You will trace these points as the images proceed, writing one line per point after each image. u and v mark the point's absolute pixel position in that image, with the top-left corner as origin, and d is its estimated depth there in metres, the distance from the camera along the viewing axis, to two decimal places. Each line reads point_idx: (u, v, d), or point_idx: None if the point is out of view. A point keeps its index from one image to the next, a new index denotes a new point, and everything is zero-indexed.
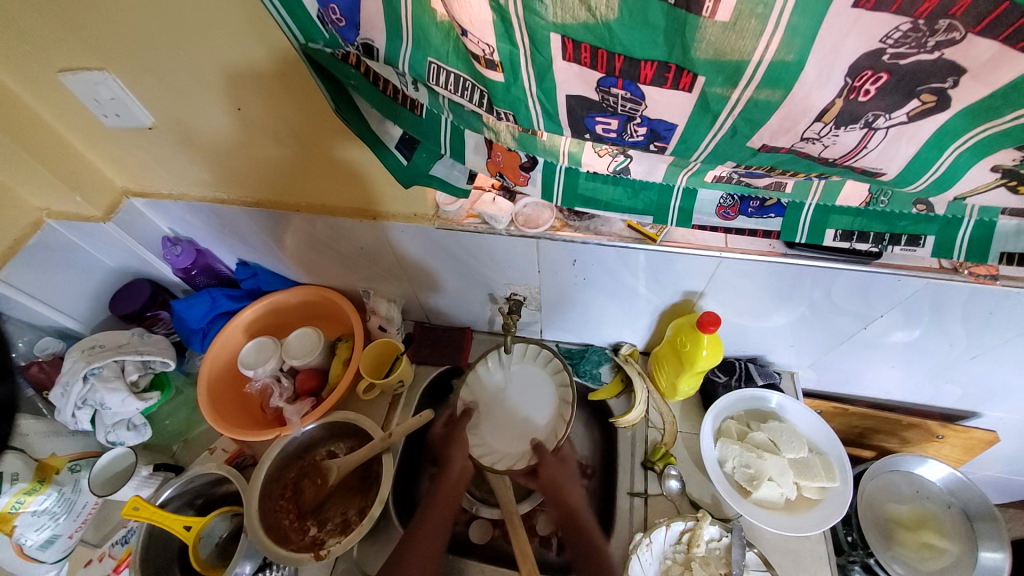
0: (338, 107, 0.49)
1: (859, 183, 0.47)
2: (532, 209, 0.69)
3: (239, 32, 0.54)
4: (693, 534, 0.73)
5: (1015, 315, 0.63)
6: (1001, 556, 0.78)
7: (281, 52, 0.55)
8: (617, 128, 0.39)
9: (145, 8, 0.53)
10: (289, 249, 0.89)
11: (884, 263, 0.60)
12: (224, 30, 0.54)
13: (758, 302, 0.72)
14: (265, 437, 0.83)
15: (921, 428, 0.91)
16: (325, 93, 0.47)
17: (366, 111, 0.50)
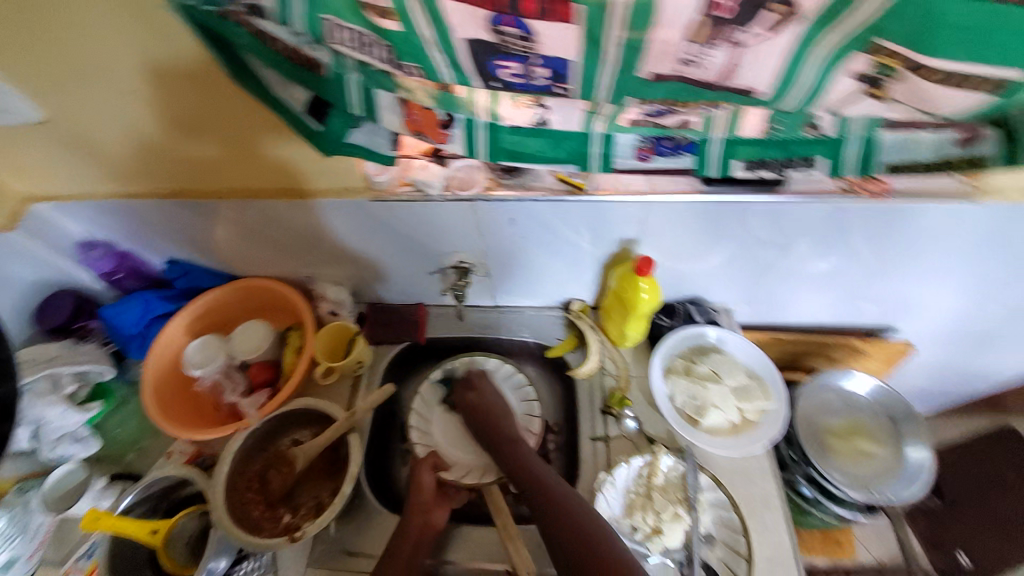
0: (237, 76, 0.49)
1: (756, 107, 0.49)
2: (465, 171, 0.69)
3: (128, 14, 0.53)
4: (652, 467, 0.77)
5: (912, 226, 0.69)
6: (926, 454, 0.85)
7: (179, 37, 0.55)
8: (519, 71, 0.40)
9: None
10: (221, 242, 0.86)
11: (791, 190, 0.65)
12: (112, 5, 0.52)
13: (689, 244, 0.76)
14: (223, 433, 0.82)
15: (846, 346, 0.98)
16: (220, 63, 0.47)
17: (265, 72, 0.49)
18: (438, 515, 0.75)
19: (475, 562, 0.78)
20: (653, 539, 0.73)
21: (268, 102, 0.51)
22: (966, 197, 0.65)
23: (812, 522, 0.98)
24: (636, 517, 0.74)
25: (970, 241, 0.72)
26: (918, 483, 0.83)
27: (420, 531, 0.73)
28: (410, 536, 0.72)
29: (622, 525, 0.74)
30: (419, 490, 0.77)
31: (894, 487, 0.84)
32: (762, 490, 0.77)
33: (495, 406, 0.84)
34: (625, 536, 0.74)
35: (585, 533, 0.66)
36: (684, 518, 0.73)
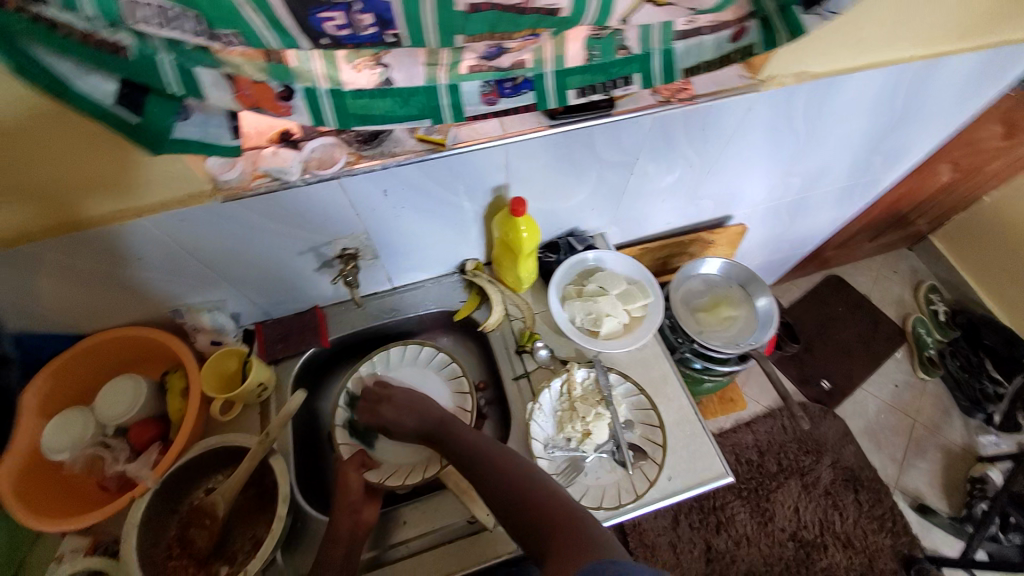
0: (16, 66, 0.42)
1: (576, 32, 0.57)
2: (322, 151, 0.68)
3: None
4: (569, 383, 0.86)
5: (718, 124, 0.85)
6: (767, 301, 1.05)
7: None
8: (345, 22, 0.41)
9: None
10: (52, 298, 0.74)
11: (622, 109, 0.75)
12: None
13: (554, 180, 0.84)
14: (117, 507, 0.71)
15: (699, 241, 1.17)
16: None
17: (59, 61, 0.42)
18: (370, 513, 0.73)
19: (440, 526, 0.80)
20: (585, 441, 0.81)
21: (64, 96, 0.45)
22: (752, 88, 0.81)
23: (711, 387, 1.17)
24: (567, 428, 0.83)
25: (763, 127, 0.90)
26: (769, 325, 1.03)
27: (352, 532, 0.70)
28: (341, 541, 0.69)
29: (558, 440, 0.83)
30: (346, 491, 0.74)
31: (755, 335, 1.04)
32: (660, 371, 0.90)
33: (412, 403, 0.77)
34: (563, 446, 0.83)
35: (532, 494, 0.66)
36: (605, 414, 0.83)
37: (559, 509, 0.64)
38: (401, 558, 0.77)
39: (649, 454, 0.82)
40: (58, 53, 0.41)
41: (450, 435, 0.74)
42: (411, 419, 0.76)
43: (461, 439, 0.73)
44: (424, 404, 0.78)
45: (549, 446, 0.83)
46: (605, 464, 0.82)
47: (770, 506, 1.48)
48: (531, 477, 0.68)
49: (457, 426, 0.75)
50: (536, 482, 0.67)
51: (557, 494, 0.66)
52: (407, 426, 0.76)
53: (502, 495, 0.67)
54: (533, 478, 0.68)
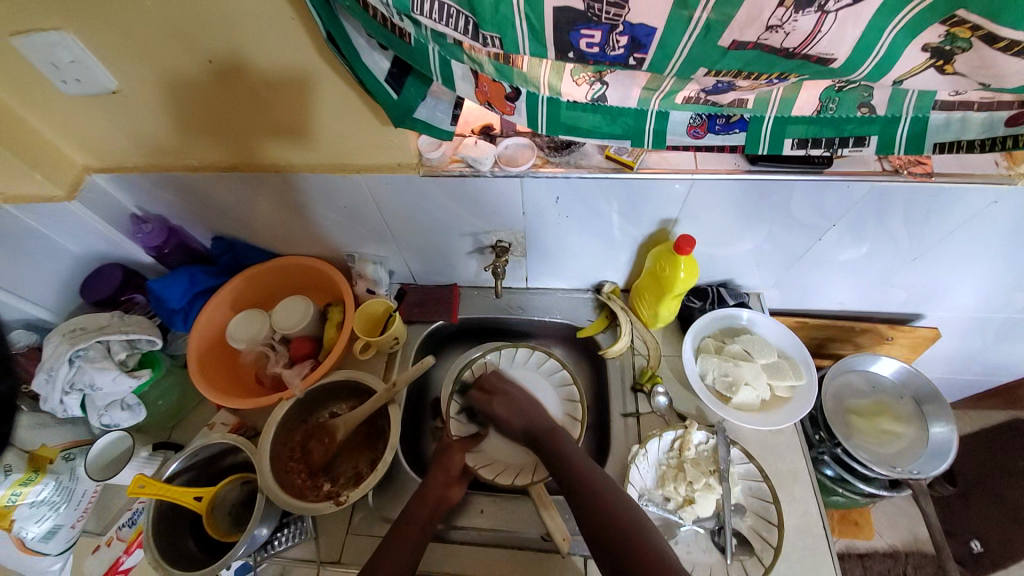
0: (328, 28, 0.50)
1: (817, 82, 0.52)
2: (513, 150, 0.72)
3: (246, 15, 0.56)
4: (683, 440, 0.80)
5: (949, 210, 0.71)
6: (947, 430, 0.86)
7: (290, 32, 0.58)
8: (600, 41, 0.42)
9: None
10: (266, 218, 0.89)
11: (835, 170, 0.67)
12: None
13: (726, 226, 0.79)
14: (269, 401, 0.84)
15: (872, 332, 1.00)
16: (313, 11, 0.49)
17: (356, 35, 0.52)
18: (455, 492, 0.76)
19: (512, 530, 0.80)
20: (685, 508, 0.76)
21: (351, 61, 0.53)
22: (1004, 182, 0.67)
23: (840, 501, 1.01)
24: (668, 486, 0.77)
25: (1006, 226, 0.74)
26: (944, 457, 0.84)
27: (438, 501, 0.73)
28: (428, 501, 0.72)
29: (655, 494, 0.78)
30: (447, 466, 0.77)
31: (920, 463, 0.86)
32: (792, 465, 0.80)
33: (525, 406, 0.77)
34: (658, 504, 0.77)
35: (627, 539, 0.62)
36: (716, 488, 0.76)
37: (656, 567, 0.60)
38: (466, 544, 0.78)
39: (756, 551, 0.73)
40: (361, 25, 0.49)
41: (557, 447, 0.72)
42: (520, 422, 0.76)
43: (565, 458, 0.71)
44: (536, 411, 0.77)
45: (643, 496, 0.78)
46: (700, 541, 0.75)
47: None
48: (634, 524, 0.64)
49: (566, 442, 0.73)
50: (637, 531, 0.63)
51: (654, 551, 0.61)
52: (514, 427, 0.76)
53: (595, 528, 0.64)
54: (637, 524, 0.64)
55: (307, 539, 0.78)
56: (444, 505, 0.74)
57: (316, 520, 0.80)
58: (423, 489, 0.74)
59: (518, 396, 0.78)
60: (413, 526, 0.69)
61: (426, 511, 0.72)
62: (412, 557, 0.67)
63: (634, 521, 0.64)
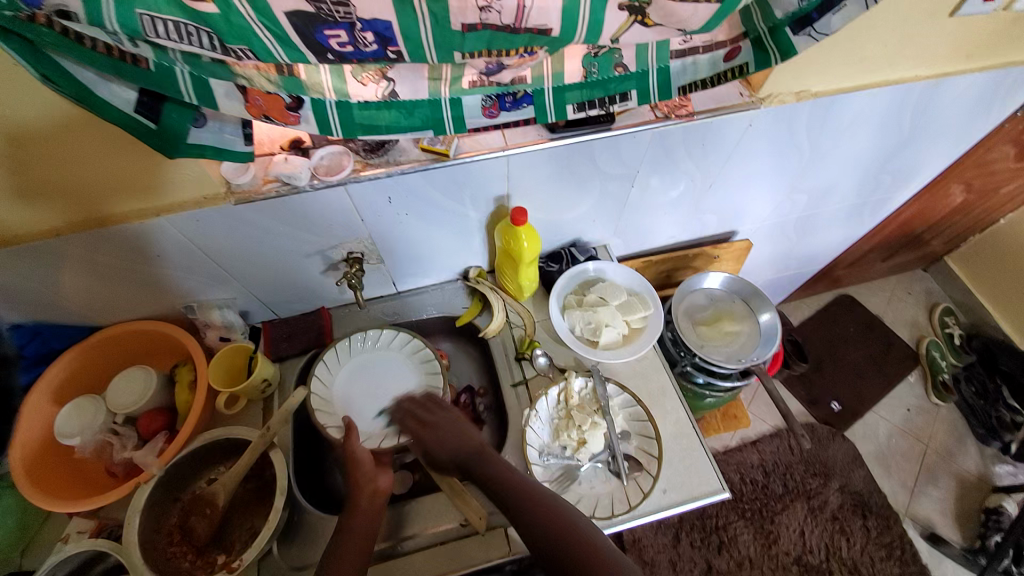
0: (49, 75, 0.46)
1: (575, 49, 0.60)
2: (330, 159, 0.71)
3: None
4: (566, 392, 0.87)
5: (719, 141, 0.86)
6: (772, 315, 1.05)
7: (18, 78, 0.51)
8: (347, 39, 0.43)
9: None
10: (70, 291, 0.77)
11: (620, 124, 0.77)
12: None
13: (555, 191, 0.86)
14: (123, 492, 0.74)
15: (703, 255, 1.16)
16: (18, 58, 0.44)
17: (81, 71, 0.47)
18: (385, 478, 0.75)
19: (432, 527, 0.81)
20: (580, 450, 0.83)
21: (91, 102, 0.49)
22: (753, 106, 0.82)
23: (714, 403, 1.17)
24: (563, 435, 0.84)
25: (766, 143, 0.91)
26: (773, 340, 1.02)
27: (372, 498, 0.72)
28: (361, 508, 0.71)
29: (553, 447, 0.84)
30: (357, 465, 0.75)
31: (758, 350, 1.03)
32: (658, 383, 0.91)
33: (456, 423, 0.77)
34: (558, 455, 0.84)
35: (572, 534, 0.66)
36: (601, 424, 0.84)
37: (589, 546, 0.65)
38: (412, 551, 0.78)
39: (644, 466, 0.82)
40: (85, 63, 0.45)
41: (487, 469, 0.72)
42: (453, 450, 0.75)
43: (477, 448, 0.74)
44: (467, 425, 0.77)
45: (544, 453, 0.83)
46: (600, 474, 0.83)
47: (774, 527, 1.45)
48: (531, 490, 0.71)
49: (493, 461, 0.73)
50: (536, 497, 0.70)
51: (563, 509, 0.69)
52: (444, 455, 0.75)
53: (505, 499, 0.70)
54: (539, 493, 0.71)
55: None
56: (380, 493, 0.73)
57: None
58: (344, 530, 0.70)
59: (445, 422, 0.77)
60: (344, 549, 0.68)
61: (363, 517, 0.71)
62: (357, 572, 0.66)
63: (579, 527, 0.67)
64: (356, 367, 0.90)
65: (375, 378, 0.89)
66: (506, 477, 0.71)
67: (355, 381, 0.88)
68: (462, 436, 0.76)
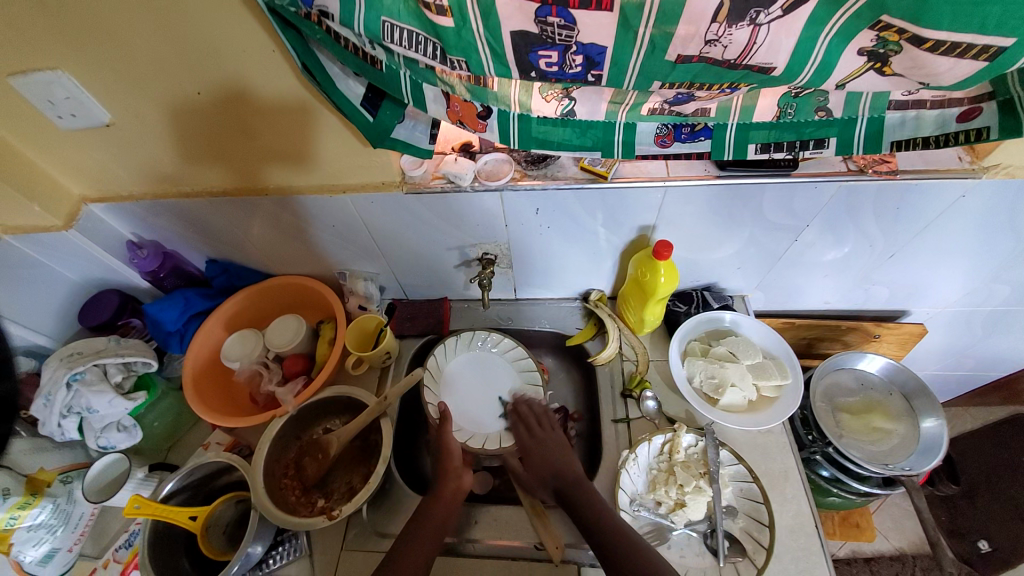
0: (307, 63, 0.54)
1: (773, 88, 0.55)
2: (492, 165, 0.75)
3: (234, 51, 0.60)
4: (672, 443, 0.81)
5: (917, 208, 0.74)
6: (939, 424, 0.86)
7: (274, 63, 0.61)
8: (557, 60, 0.45)
9: (138, 22, 0.57)
10: (258, 239, 0.91)
11: (801, 172, 0.70)
12: (195, 18, 0.56)
13: (704, 231, 0.81)
14: (261, 420, 0.85)
15: (858, 330, 1.01)
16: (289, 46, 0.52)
17: (330, 64, 0.56)
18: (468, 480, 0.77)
19: (504, 539, 0.80)
20: (676, 511, 0.76)
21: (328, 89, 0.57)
22: (970, 175, 0.69)
23: (837, 503, 1.01)
24: (659, 490, 0.78)
25: (979, 220, 0.76)
26: (935, 454, 0.84)
27: (453, 494, 0.75)
28: (443, 500, 0.73)
29: (647, 499, 0.78)
30: (450, 457, 0.78)
31: (911, 460, 0.85)
32: (782, 465, 0.81)
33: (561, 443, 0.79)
34: (650, 509, 0.77)
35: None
36: (706, 491, 0.76)
37: None
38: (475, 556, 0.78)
39: (748, 553, 0.73)
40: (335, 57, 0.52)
41: (582, 494, 0.71)
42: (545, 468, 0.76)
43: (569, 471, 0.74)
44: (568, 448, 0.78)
45: (635, 501, 0.78)
46: (693, 544, 0.76)
47: None
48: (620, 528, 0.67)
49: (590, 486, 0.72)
50: (623, 534, 0.66)
51: (643, 552, 0.64)
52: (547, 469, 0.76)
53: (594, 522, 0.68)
54: (627, 533, 0.66)
55: (302, 555, 0.79)
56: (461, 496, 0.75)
57: (310, 536, 0.81)
58: (423, 515, 0.72)
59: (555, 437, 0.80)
60: (424, 534, 0.69)
61: (442, 509, 0.73)
62: (427, 558, 0.67)
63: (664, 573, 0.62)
64: (467, 363, 0.95)
65: (483, 379, 0.93)
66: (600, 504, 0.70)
67: (464, 380, 0.93)
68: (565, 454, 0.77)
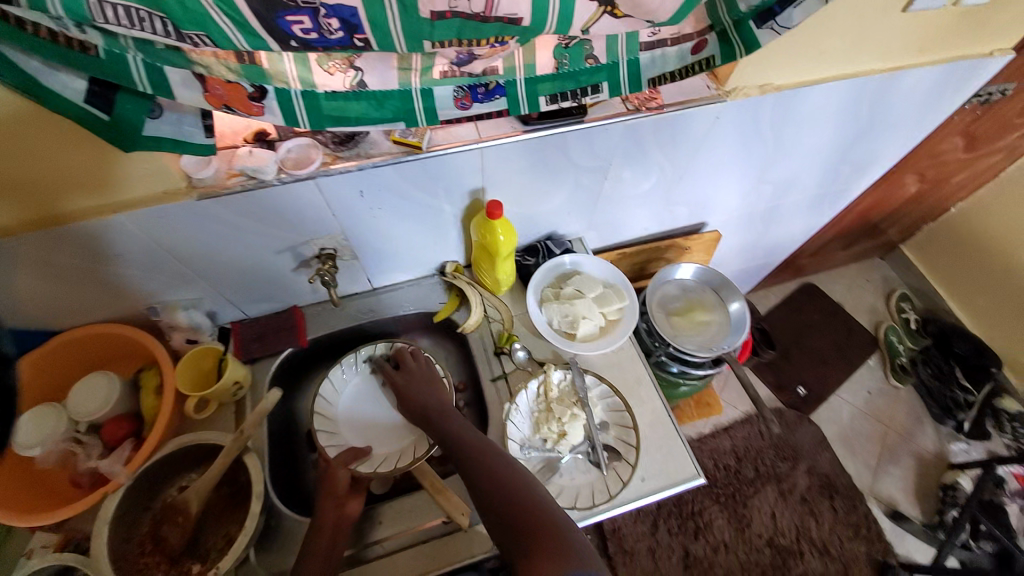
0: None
1: (544, 40, 0.59)
2: (297, 152, 0.69)
3: None
4: (545, 385, 0.88)
5: (688, 133, 0.87)
6: (740, 306, 1.07)
7: None
8: (312, 26, 0.42)
9: None
10: (17, 293, 0.73)
11: (592, 117, 0.77)
12: None
13: (529, 185, 0.86)
14: (84, 504, 0.70)
15: (675, 246, 1.18)
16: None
17: (26, 59, 0.45)
18: (353, 505, 0.75)
19: (412, 526, 0.79)
20: (560, 442, 0.83)
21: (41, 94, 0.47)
22: (718, 99, 0.84)
23: (688, 391, 1.20)
24: (543, 429, 0.84)
25: (734, 136, 0.93)
26: (741, 330, 1.04)
27: (337, 522, 0.72)
28: (325, 529, 0.71)
29: (534, 440, 0.85)
30: (334, 483, 0.76)
31: (729, 339, 1.05)
32: (635, 373, 0.93)
33: (430, 377, 0.86)
34: (539, 447, 0.84)
35: (521, 501, 0.66)
36: (580, 415, 0.85)
37: (535, 514, 0.65)
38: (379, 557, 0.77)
39: (623, 455, 0.83)
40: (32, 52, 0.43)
41: (446, 423, 0.78)
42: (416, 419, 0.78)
43: (441, 404, 0.81)
44: (440, 383, 0.85)
45: (525, 445, 0.84)
46: (580, 466, 0.84)
47: (747, 512, 1.50)
48: (491, 457, 0.72)
49: (455, 416, 0.79)
50: (491, 465, 0.71)
51: (514, 476, 0.70)
52: (414, 403, 0.83)
53: (462, 456, 0.73)
54: (488, 451, 0.73)
55: None
56: (346, 523, 0.73)
57: None
58: (308, 550, 0.69)
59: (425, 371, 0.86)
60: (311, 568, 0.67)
61: (326, 538, 0.71)
62: None
63: (535, 496, 0.68)
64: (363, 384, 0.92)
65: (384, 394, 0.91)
66: (466, 437, 0.75)
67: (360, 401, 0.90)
68: (435, 388, 0.84)
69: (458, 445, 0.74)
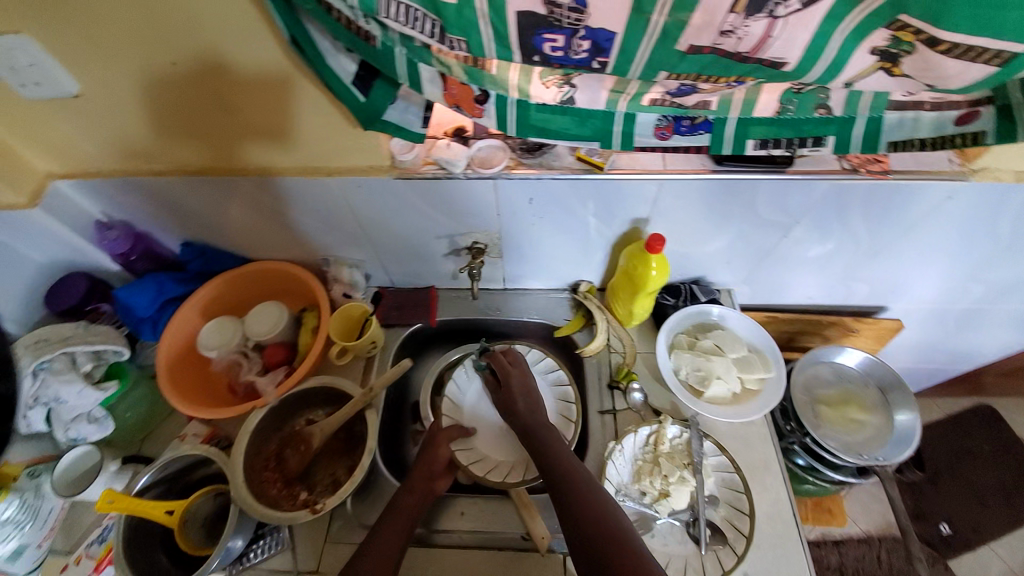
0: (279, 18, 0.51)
1: (778, 85, 0.54)
2: (486, 152, 0.73)
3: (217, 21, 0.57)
4: (658, 435, 0.81)
5: (905, 208, 0.75)
6: (912, 417, 0.90)
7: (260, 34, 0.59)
8: (562, 45, 0.43)
9: None
10: (237, 222, 0.87)
11: (796, 169, 0.70)
12: None
13: (697, 226, 0.81)
14: (238, 412, 0.82)
15: (838, 325, 1.03)
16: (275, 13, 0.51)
17: (320, 39, 0.54)
18: (442, 484, 0.77)
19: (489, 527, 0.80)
20: (659, 501, 0.77)
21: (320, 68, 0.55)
22: (960, 177, 0.70)
23: (811, 490, 1.04)
24: (644, 481, 0.79)
25: (963, 221, 0.78)
26: (907, 444, 0.88)
27: (426, 491, 0.74)
28: (416, 488, 0.73)
29: (632, 490, 0.79)
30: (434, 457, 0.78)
31: (886, 451, 0.89)
32: (762, 455, 0.82)
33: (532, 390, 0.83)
34: (635, 498, 0.78)
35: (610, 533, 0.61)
36: (689, 481, 0.78)
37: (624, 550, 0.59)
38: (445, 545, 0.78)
39: (729, 541, 0.75)
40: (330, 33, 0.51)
41: (544, 440, 0.74)
42: (525, 409, 0.80)
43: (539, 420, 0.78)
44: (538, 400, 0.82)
45: (620, 492, 0.79)
46: (676, 533, 0.77)
47: None
48: (584, 481, 0.67)
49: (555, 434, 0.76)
50: (583, 488, 0.66)
51: (601, 506, 0.64)
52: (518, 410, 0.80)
53: (553, 473, 0.69)
54: (579, 474, 0.68)
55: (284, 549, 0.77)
56: (432, 497, 0.74)
57: (292, 530, 0.79)
58: (394, 507, 0.71)
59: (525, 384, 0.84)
60: (396, 521, 0.69)
61: (415, 496, 0.73)
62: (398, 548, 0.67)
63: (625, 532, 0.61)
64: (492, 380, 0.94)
65: None
66: (561, 457, 0.71)
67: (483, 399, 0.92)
68: (532, 402, 0.81)
69: (555, 462, 0.71)
